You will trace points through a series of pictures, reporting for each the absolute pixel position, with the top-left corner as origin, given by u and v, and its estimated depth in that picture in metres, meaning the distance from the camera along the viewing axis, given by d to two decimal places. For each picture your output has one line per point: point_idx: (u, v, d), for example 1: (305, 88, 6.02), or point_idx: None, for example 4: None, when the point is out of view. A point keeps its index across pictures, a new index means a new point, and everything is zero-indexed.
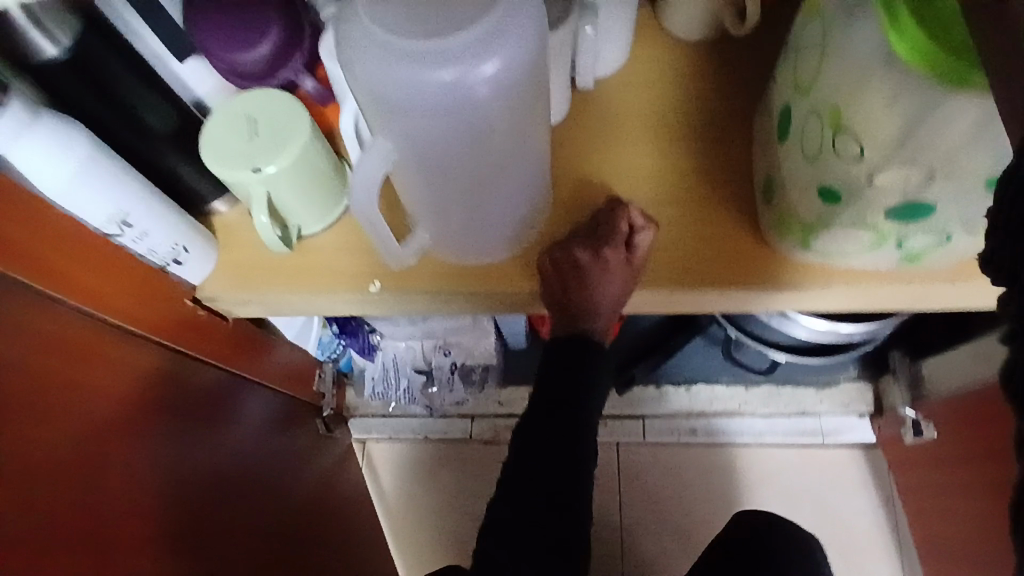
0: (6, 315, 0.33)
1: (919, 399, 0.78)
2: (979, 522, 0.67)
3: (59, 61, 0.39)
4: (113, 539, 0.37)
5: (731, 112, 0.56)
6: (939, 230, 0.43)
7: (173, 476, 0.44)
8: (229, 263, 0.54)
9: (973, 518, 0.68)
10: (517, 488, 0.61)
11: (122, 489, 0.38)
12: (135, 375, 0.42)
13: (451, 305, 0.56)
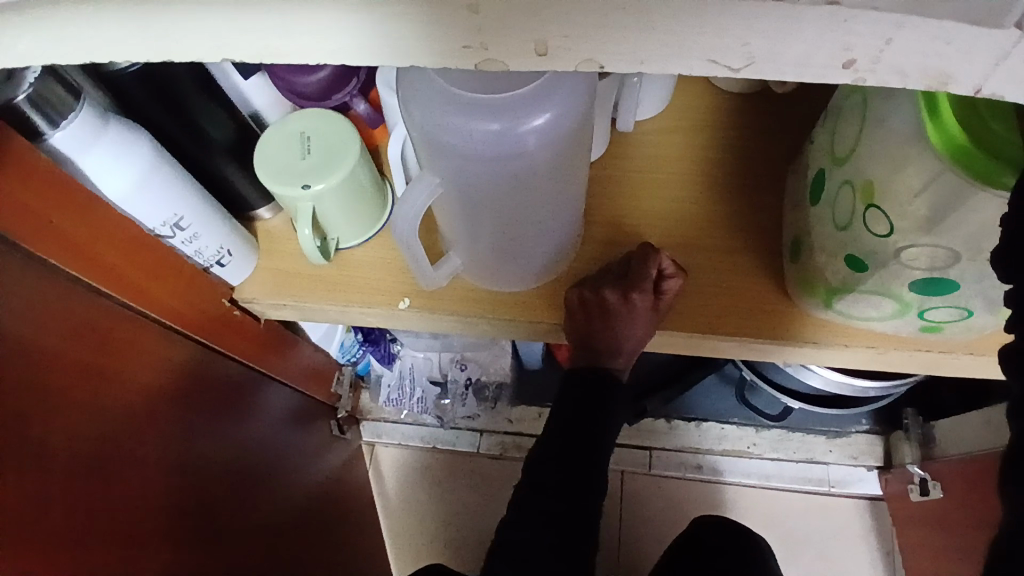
0: (62, 309, 0.37)
1: (947, 461, 0.77)
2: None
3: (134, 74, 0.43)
4: (129, 518, 0.41)
5: (753, 170, 0.59)
6: (958, 306, 0.45)
7: (184, 462, 0.48)
8: (268, 269, 0.58)
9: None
10: (528, 510, 0.61)
11: (139, 474, 0.42)
12: (166, 369, 0.47)
13: (465, 330, 0.58)
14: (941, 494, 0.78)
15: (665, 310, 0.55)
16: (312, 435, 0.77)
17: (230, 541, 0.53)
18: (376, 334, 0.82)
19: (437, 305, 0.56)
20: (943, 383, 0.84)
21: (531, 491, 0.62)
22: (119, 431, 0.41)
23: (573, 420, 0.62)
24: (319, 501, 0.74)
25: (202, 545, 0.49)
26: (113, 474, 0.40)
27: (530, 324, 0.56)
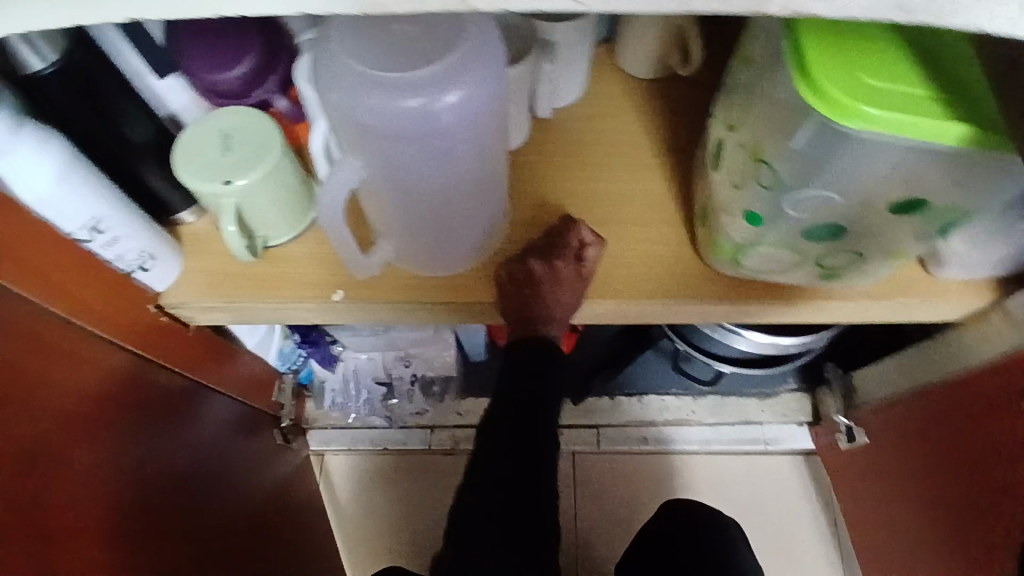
0: None
1: (867, 407, 0.83)
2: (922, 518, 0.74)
3: (48, 75, 0.42)
4: (47, 527, 0.39)
5: (668, 146, 0.63)
6: (851, 251, 0.50)
7: (113, 471, 0.47)
8: (196, 271, 0.57)
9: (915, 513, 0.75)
10: (485, 516, 0.57)
11: (57, 482, 0.41)
12: (93, 378, 0.46)
13: (402, 316, 0.59)
14: (868, 437, 0.84)
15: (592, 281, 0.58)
16: (259, 446, 0.76)
17: (169, 550, 0.52)
18: (315, 334, 0.82)
19: (370, 295, 0.56)
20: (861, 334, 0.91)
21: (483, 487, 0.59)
22: (38, 435, 0.40)
23: (515, 410, 0.59)
24: (269, 513, 0.73)
25: (137, 551, 0.48)
26: (28, 481, 0.39)
27: (466, 305, 0.57)
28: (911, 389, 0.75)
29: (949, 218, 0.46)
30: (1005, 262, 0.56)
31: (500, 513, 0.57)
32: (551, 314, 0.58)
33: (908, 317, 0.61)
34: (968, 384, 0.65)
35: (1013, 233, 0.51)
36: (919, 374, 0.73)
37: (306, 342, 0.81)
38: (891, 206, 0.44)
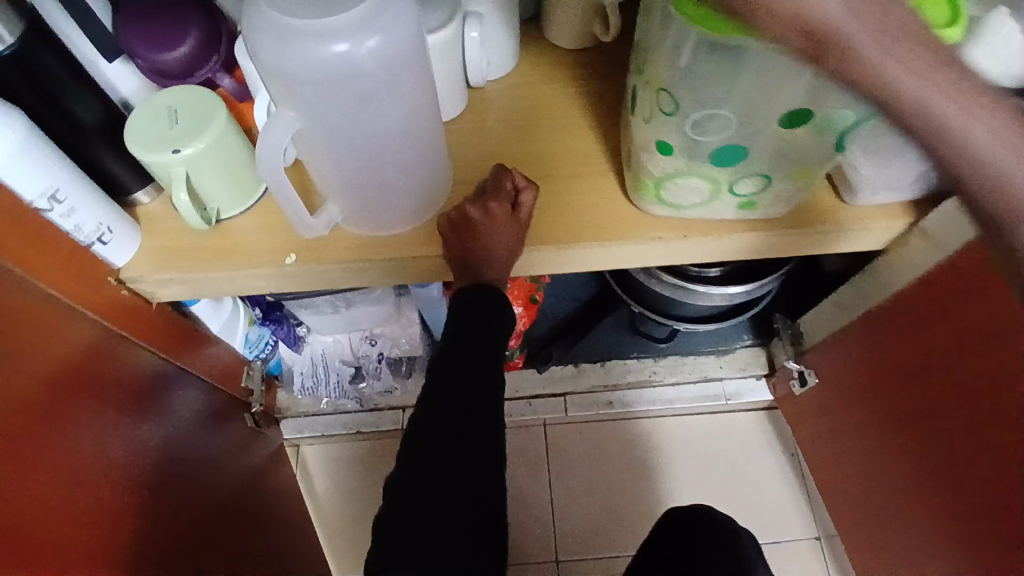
0: None
1: (814, 350, 0.88)
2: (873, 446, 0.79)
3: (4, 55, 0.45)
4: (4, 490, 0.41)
5: (596, 105, 0.67)
6: (757, 174, 0.55)
7: (73, 443, 0.48)
8: (155, 247, 0.60)
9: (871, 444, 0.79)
10: (428, 490, 0.56)
11: (17, 448, 0.43)
12: (57, 346, 0.49)
13: (355, 277, 0.62)
14: (818, 378, 0.88)
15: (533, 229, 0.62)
16: (231, 430, 0.78)
17: (135, 515, 0.54)
18: (279, 312, 0.86)
19: (321, 257, 0.60)
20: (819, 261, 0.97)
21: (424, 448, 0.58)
22: (7, 393, 0.42)
23: (459, 379, 0.60)
24: (242, 494, 0.75)
25: (101, 511, 0.50)
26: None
27: (414, 260, 0.61)
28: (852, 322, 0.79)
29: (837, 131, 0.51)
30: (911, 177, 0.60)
31: (441, 483, 0.57)
32: (492, 257, 0.61)
33: (828, 244, 0.66)
34: (902, 305, 0.70)
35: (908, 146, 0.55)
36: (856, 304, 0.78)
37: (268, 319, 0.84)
38: (780, 121, 0.49)
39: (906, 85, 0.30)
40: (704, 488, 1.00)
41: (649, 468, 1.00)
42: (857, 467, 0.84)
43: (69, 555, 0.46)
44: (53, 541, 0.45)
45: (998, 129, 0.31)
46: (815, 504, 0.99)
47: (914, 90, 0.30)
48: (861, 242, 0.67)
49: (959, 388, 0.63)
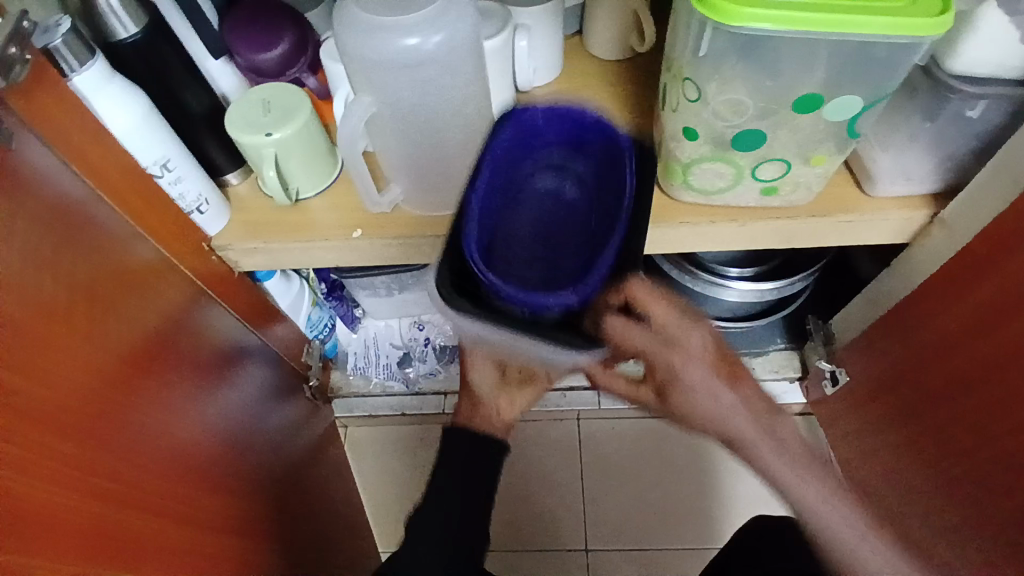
0: (76, 230, 0.47)
1: (845, 347, 0.92)
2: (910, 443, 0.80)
3: (130, 43, 0.56)
4: (122, 419, 0.48)
5: (633, 107, 0.74)
6: (778, 159, 0.61)
7: (171, 391, 0.56)
8: (243, 221, 0.70)
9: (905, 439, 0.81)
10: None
11: (132, 387, 0.50)
12: (164, 303, 0.58)
13: (410, 251, 0.70)
14: (848, 376, 0.91)
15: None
16: (297, 399, 0.87)
17: (220, 461, 0.62)
18: (340, 292, 0.97)
19: (384, 232, 0.68)
20: (864, 252, 0.99)
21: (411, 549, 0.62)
22: (127, 333, 0.51)
23: (450, 500, 0.63)
24: (303, 455, 0.82)
25: (192, 451, 0.57)
26: (111, 377, 0.48)
27: None
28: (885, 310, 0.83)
29: (850, 116, 0.57)
30: (920, 167, 0.68)
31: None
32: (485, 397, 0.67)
33: (848, 233, 0.72)
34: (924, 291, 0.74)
35: (916, 132, 0.67)
36: (884, 296, 0.84)
37: (331, 295, 0.95)
38: (793, 104, 0.56)
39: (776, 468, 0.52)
40: (739, 486, 1.01)
41: (682, 465, 1.03)
42: (887, 462, 0.86)
43: (173, 478, 0.53)
44: (156, 470, 0.51)
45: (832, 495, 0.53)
46: None
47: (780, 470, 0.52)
48: (881, 230, 0.72)
49: (976, 370, 0.67)
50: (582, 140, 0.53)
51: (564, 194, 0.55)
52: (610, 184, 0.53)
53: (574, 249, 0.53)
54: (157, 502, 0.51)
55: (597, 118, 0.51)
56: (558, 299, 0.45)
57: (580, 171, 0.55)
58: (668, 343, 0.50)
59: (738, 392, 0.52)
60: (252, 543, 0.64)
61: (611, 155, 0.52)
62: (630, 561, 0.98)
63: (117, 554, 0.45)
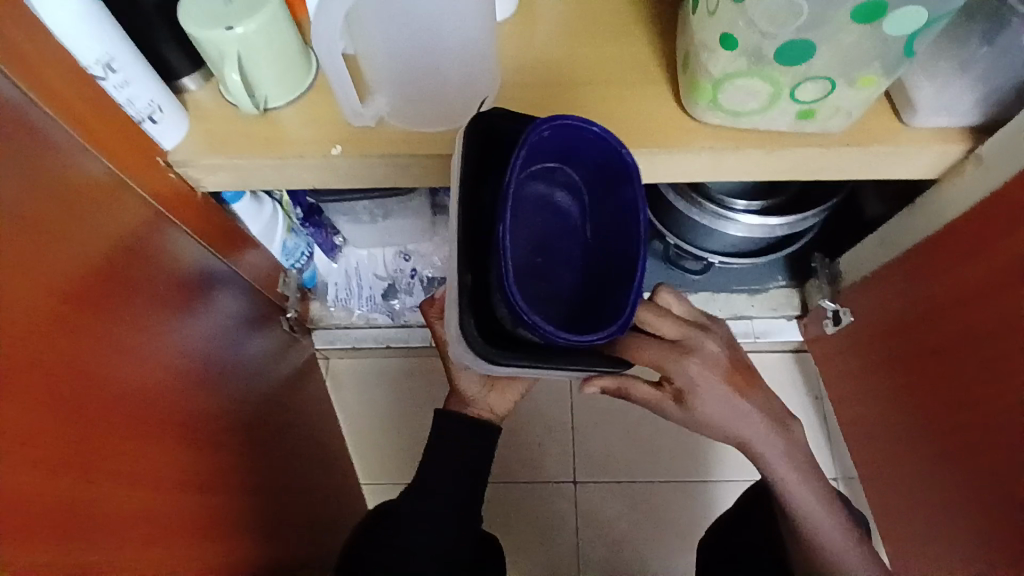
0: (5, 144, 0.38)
1: (850, 287, 0.88)
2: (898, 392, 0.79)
3: None
4: (84, 368, 0.42)
5: (654, 14, 0.65)
6: (823, 78, 0.54)
7: (138, 335, 0.49)
8: (203, 133, 0.61)
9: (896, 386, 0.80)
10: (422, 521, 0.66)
11: (93, 334, 0.43)
12: (113, 227, 0.49)
13: (397, 171, 0.62)
14: (853, 316, 0.87)
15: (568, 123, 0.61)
16: (274, 329, 0.81)
17: (198, 405, 0.56)
18: (317, 217, 0.88)
19: (367, 150, 0.60)
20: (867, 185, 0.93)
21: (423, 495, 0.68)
22: (74, 268, 0.42)
23: (464, 468, 0.68)
24: (283, 392, 0.78)
25: (166, 398, 0.52)
26: (66, 323, 0.41)
27: None
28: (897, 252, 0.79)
29: (912, 32, 0.50)
30: (966, 99, 0.60)
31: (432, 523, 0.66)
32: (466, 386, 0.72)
33: (878, 167, 0.65)
34: (946, 231, 0.69)
35: (971, 59, 0.58)
36: (897, 237, 0.80)
37: (307, 222, 0.87)
38: (853, 11, 0.48)
39: (773, 459, 0.55)
40: None
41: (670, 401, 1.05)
42: (872, 407, 0.85)
43: (141, 427, 0.47)
44: (131, 422, 0.46)
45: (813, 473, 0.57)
46: (838, 449, 1.00)
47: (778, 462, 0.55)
48: (913, 166, 0.66)
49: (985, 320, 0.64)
50: (579, 153, 0.48)
51: (555, 201, 0.51)
52: (609, 200, 0.49)
53: (569, 263, 0.51)
54: (133, 457, 0.46)
55: (603, 132, 0.45)
56: (597, 337, 0.43)
57: (570, 177, 0.50)
58: (682, 351, 0.51)
59: (749, 398, 0.53)
60: (242, 486, 0.61)
61: (610, 173, 0.48)
62: (614, 492, 1.01)
63: (85, 514, 0.40)
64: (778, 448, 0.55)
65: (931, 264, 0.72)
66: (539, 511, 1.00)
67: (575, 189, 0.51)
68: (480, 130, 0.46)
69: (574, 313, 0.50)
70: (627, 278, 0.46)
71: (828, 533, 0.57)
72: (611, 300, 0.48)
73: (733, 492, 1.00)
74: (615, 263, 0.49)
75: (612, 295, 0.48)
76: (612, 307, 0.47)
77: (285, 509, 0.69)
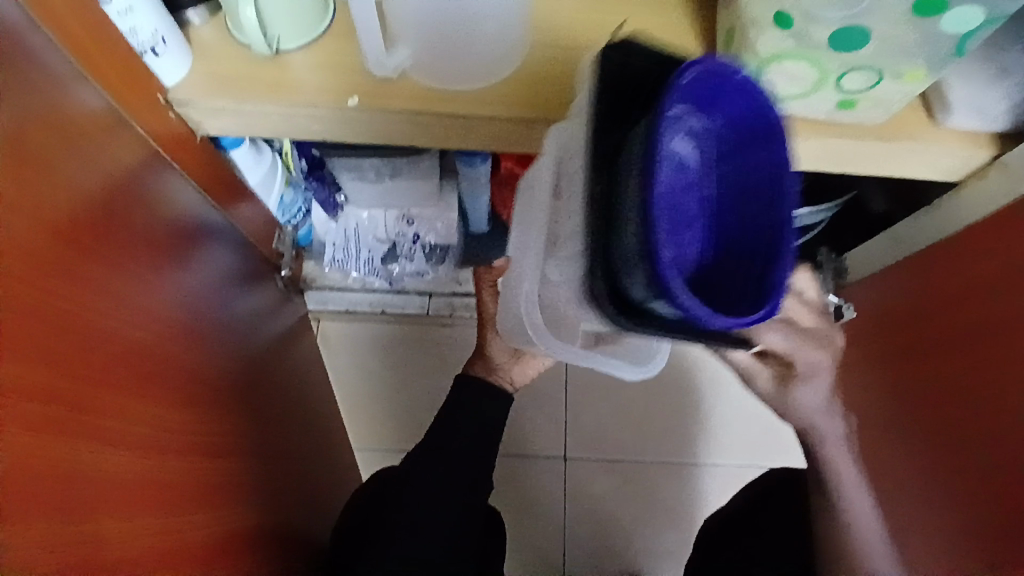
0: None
1: (863, 282, 0.91)
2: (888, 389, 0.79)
3: None
4: (74, 322, 0.39)
5: None
6: (870, 68, 0.52)
7: (130, 286, 0.46)
8: (210, 73, 0.56)
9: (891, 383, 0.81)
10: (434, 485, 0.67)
11: (83, 286, 0.40)
12: (109, 166, 0.45)
13: (416, 129, 0.59)
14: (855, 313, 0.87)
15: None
16: (267, 284, 0.78)
17: (191, 362, 0.54)
18: (320, 172, 0.85)
19: (386, 103, 0.56)
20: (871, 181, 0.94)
21: (430, 458, 0.68)
22: (67, 203, 0.39)
23: (479, 433, 0.71)
24: (278, 350, 0.75)
25: (160, 353, 0.49)
26: (57, 273, 0.38)
27: (484, 121, 0.57)
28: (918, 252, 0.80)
29: (965, 30, 0.47)
30: (1001, 105, 0.58)
31: (445, 490, 0.67)
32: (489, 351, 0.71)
33: (908, 164, 0.63)
34: (970, 234, 0.70)
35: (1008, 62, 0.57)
36: (914, 241, 0.81)
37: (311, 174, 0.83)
38: (913, 3, 0.45)
39: (827, 444, 0.59)
40: (717, 409, 1.03)
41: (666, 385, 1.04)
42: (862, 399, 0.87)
43: (133, 385, 0.45)
44: (123, 376, 0.43)
45: (848, 463, 0.60)
46: None
47: (831, 446, 0.60)
48: (939, 168, 0.64)
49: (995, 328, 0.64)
50: (717, 98, 0.36)
51: (681, 151, 0.36)
52: (756, 158, 0.37)
53: (699, 236, 0.37)
54: (125, 415, 0.43)
55: (751, 78, 0.34)
56: (748, 318, 0.34)
57: (697, 126, 0.36)
58: (817, 342, 0.52)
59: (835, 390, 0.57)
60: (238, 448, 0.59)
61: (758, 127, 0.36)
62: (604, 471, 1.01)
63: (73, 476, 0.37)
64: (837, 431, 0.59)
65: (953, 264, 0.71)
66: (528, 484, 1.00)
67: (699, 137, 0.36)
68: (612, 61, 0.36)
69: (708, 289, 0.37)
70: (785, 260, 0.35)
71: (863, 518, 0.61)
72: (758, 279, 0.36)
73: (717, 476, 1.02)
74: (759, 237, 0.37)
75: (761, 275, 0.36)
76: (764, 288, 0.35)
77: (282, 472, 0.67)
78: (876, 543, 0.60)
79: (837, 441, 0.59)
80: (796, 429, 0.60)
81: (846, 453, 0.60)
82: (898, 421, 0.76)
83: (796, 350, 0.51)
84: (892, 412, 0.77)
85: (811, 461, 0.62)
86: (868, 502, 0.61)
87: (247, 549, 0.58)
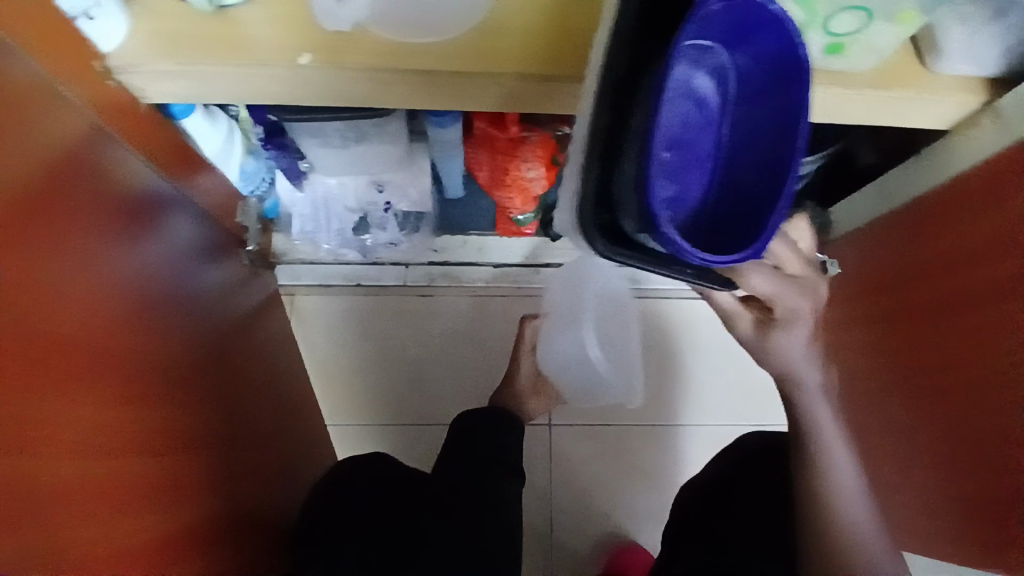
0: None
1: (844, 240, 0.89)
2: (879, 347, 0.79)
3: None
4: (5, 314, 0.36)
5: None
6: (858, 7, 0.49)
7: (72, 271, 0.43)
8: (150, 32, 0.51)
9: (875, 340, 0.80)
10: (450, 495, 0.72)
11: (13, 275, 0.37)
12: (42, 140, 0.41)
13: (376, 88, 0.55)
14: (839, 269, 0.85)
15: (572, 43, 0.53)
16: (233, 260, 0.74)
17: (150, 348, 0.51)
18: (280, 138, 0.76)
19: (342, 61, 0.52)
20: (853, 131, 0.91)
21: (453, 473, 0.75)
22: (7, 167, 0.37)
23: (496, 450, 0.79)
24: (246, 331, 0.72)
25: (113, 340, 0.46)
26: None
27: (450, 78, 0.53)
28: (900, 207, 0.78)
29: None
30: (993, 49, 0.55)
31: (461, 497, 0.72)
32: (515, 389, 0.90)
33: (896, 115, 0.59)
34: (957, 188, 0.68)
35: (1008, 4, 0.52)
36: (899, 195, 0.78)
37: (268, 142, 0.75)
38: None
39: (805, 400, 0.58)
40: (699, 371, 1.03)
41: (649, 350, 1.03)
42: (845, 358, 0.86)
43: (79, 376, 0.42)
44: (67, 368, 0.41)
45: (824, 416, 0.59)
46: None
47: (806, 398, 0.58)
48: (929, 117, 0.60)
49: (984, 284, 0.62)
50: (744, 34, 0.43)
51: (696, 87, 0.47)
52: (772, 99, 0.45)
53: (700, 166, 0.48)
54: (70, 408, 0.40)
55: (779, 14, 0.39)
56: (730, 259, 0.39)
57: (723, 63, 0.46)
58: (799, 289, 0.51)
59: (816, 339, 0.56)
60: (203, 436, 0.56)
61: (782, 69, 0.42)
62: (587, 438, 1.00)
63: (10, 481, 0.34)
64: (815, 376, 0.57)
65: (942, 219, 0.70)
66: None
67: (724, 75, 0.47)
68: None
69: (706, 211, 0.48)
70: (779, 193, 0.42)
71: (840, 472, 0.59)
72: (749, 201, 0.46)
73: (699, 437, 1.01)
74: (759, 167, 0.46)
75: (753, 206, 0.45)
76: (749, 211, 0.45)
77: (249, 456, 0.65)
78: (858, 496, 0.58)
79: (817, 398, 0.58)
80: (774, 375, 0.59)
81: (830, 413, 0.59)
82: (895, 378, 0.76)
83: (780, 295, 0.50)
84: (889, 373, 0.77)
85: (791, 413, 0.61)
86: (851, 458, 0.60)
87: (214, 539, 0.56)
